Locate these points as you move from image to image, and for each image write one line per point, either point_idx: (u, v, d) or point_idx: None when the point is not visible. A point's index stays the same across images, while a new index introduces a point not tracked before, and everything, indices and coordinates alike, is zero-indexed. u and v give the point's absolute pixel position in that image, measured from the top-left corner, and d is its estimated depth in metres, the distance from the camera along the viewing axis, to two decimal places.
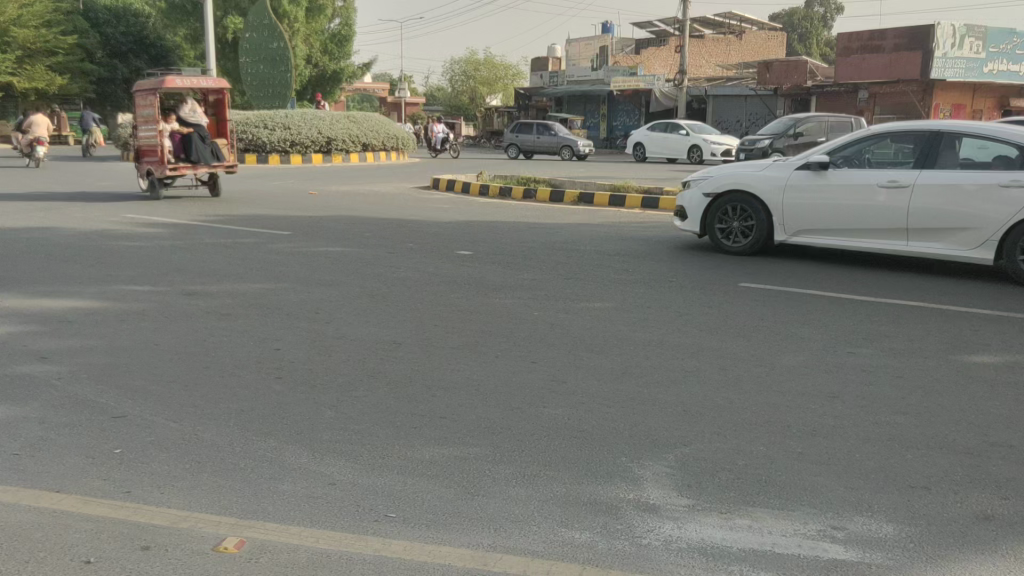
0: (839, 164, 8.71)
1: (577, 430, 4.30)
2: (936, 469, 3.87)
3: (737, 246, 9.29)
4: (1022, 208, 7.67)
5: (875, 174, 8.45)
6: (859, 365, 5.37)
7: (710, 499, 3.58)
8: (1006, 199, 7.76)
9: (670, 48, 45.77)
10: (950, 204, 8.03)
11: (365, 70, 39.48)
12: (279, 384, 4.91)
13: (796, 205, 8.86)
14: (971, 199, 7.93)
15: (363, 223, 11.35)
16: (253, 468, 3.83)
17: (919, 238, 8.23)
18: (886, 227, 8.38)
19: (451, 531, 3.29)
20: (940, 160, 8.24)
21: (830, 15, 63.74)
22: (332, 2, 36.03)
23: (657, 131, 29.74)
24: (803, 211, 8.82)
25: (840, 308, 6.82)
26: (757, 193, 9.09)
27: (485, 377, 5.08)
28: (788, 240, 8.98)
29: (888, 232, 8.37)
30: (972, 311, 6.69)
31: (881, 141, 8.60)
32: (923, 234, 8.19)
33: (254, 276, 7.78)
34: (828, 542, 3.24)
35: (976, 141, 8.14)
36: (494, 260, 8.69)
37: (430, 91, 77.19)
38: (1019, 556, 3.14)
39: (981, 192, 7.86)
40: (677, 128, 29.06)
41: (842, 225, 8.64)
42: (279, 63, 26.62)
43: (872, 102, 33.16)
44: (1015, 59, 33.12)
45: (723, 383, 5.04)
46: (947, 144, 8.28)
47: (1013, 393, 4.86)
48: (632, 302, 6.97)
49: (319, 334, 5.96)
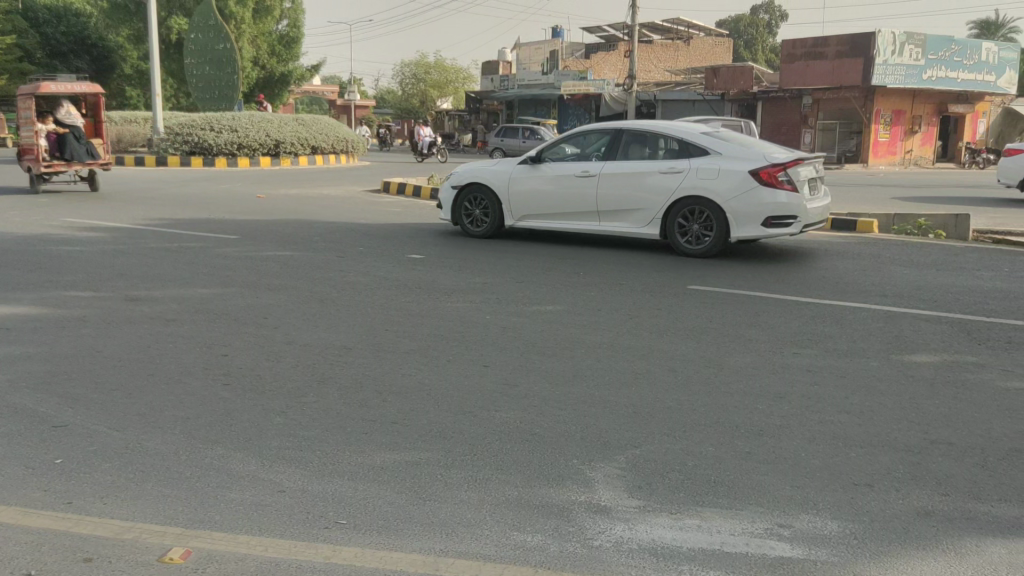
0: (548, 158, 10.05)
1: (528, 433, 4.32)
2: (879, 467, 3.96)
3: (479, 229, 10.52)
4: (677, 189, 9.14)
5: (575, 166, 9.82)
6: (804, 365, 5.48)
7: (659, 500, 3.61)
8: (668, 183, 9.21)
9: (619, 53, 46.14)
10: (626, 190, 9.45)
11: (315, 72, 39.10)
12: (227, 391, 4.84)
13: (514, 195, 10.19)
14: (643, 184, 9.36)
15: (312, 227, 11.25)
16: (200, 476, 3.77)
17: (607, 219, 9.64)
18: (584, 210, 9.76)
19: (402, 536, 3.28)
20: (623, 152, 9.65)
21: (775, 21, 64.88)
22: (280, 3, 35.69)
23: None
24: (524, 199, 10.13)
25: (786, 309, 6.94)
26: (488, 184, 10.38)
27: (436, 381, 5.07)
28: (514, 224, 10.30)
29: (585, 215, 9.76)
30: (913, 311, 6.86)
31: (582, 138, 9.98)
32: (609, 216, 9.60)
33: (200, 281, 7.66)
34: (775, 539, 3.29)
35: (651, 135, 9.59)
36: (446, 264, 8.68)
37: (380, 95, 76.79)
38: (959, 551, 3.22)
39: (649, 178, 9.31)
40: None
41: (551, 212, 9.97)
42: (225, 65, 26.14)
43: (815, 107, 34.14)
44: (954, 67, 33.87)
45: (672, 384, 5.10)
46: (629, 139, 9.71)
47: (951, 392, 4.99)
48: (583, 305, 7.02)
49: (267, 339, 5.90)
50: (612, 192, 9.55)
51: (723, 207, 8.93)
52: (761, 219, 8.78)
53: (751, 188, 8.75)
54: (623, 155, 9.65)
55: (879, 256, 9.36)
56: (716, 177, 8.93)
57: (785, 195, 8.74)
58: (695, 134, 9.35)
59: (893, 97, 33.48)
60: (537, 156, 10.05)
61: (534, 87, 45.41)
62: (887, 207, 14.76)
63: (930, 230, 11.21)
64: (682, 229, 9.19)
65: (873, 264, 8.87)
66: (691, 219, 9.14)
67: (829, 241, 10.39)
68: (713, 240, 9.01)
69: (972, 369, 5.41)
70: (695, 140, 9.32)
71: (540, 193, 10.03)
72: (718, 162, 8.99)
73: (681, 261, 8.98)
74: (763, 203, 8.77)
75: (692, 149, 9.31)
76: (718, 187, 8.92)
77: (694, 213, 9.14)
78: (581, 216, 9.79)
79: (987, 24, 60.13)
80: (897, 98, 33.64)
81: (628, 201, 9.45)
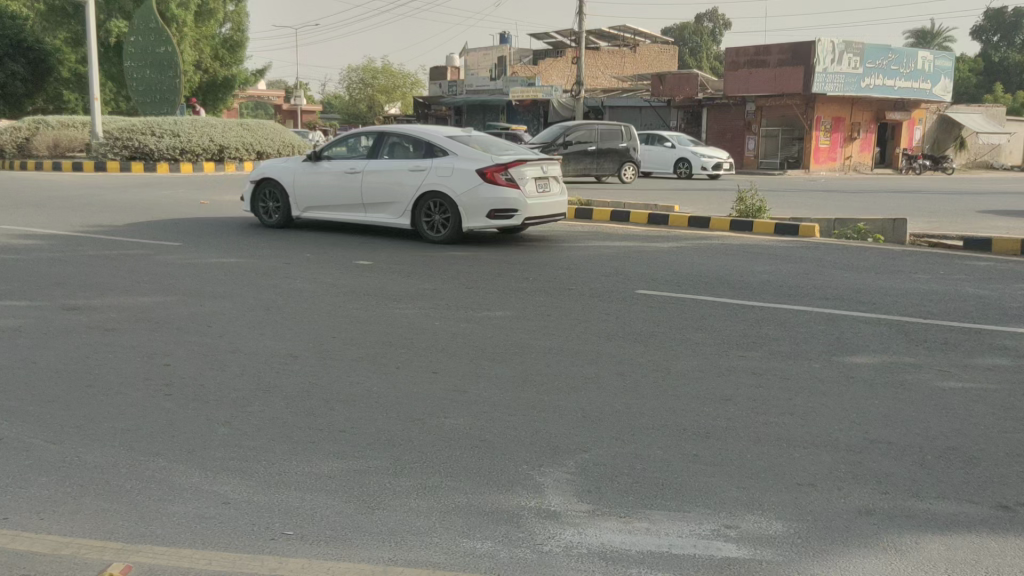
0: (325, 156, 11.14)
1: (477, 439, 4.31)
2: (821, 466, 4.04)
3: (270, 221, 11.55)
4: (423, 185, 10.36)
5: (345, 164, 10.94)
6: (749, 368, 5.56)
7: (608, 503, 3.63)
8: (418, 179, 10.41)
9: (566, 59, 46.43)
10: (383, 185, 10.64)
11: (259, 76, 38.62)
12: (169, 401, 4.74)
13: (296, 188, 11.23)
14: (397, 181, 10.54)
15: (256, 233, 11.08)
16: (142, 489, 3.68)
17: (369, 212, 10.80)
18: (352, 204, 10.88)
19: (351, 546, 3.25)
20: (384, 152, 10.82)
21: (719, 30, 65.94)
22: (223, 7, 35.21)
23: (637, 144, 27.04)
24: (305, 192, 11.18)
25: (731, 313, 7.04)
26: (277, 179, 11.40)
27: (384, 389, 5.03)
28: (299, 216, 11.34)
29: (352, 207, 10.89)
30: (854, 314, 7.01)
31: (354, 139, 11.06)
32: (371, 208, 10.76)
33: (140, 289, 7.49)
34: (721, 540, 3.33)
35: (408, 137, 10.76)
36: (394, 270, 8.63)
37: (327, 100, 76.07)
38: (900, 548, 3.29)
39: (401, 176, 10.50)
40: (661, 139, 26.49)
41: (324, 203, 11.08)
42: (167, 68, 25.68)
43: (758, 114, 34.75)
44: (890, 75, 34.79)
45: (620, 389, 5.13)
46: (390, 140, 10.87)
47: (889, 392, 5.11)
48: (531, 310, 7.03)
49: (211, 348, 5.79)
50: (370, 187, 10.76)
51: (457, 201, 10.21)
52: (487, 212, 10.09)
53: (479, 186, 10.05)
54: (382, 154, 10.82)
55: (821, 260, 9.57)
56: (452, 176, 10.20)
57: (508, 192, 10.10)
58: (441, 138, 10.55)
59: (833, 105, 34.35)
60: (315, 154, 11.12)
61: (482, 93, 45.45)
62: (828, 212, 15.08)
63: (869, 235, 11.49)
64: (427, 220, 10.44)
65: (813, 267, 9.05)
66: (433, 211, 10.40)
67: (772, 245, 10.58)
68: (449, 230, 10.30)
69: (910, 370, 5.54)
70: (442, 142, 10.54)
71: (314, 185, 11.12)
72: (455, 163, 10.24)
73: (629, 265, 9.06)
74: (489, 198, 10.10)
75: (439, 149, 10.52)
76: (455, 183, 10.19)
77: (436, 206, 10.41)
78: (351, 208, 10.93)
79: (923, 33, 61.91)
80: (838, 106, 34.54)
81: (384, 195, 10.65)
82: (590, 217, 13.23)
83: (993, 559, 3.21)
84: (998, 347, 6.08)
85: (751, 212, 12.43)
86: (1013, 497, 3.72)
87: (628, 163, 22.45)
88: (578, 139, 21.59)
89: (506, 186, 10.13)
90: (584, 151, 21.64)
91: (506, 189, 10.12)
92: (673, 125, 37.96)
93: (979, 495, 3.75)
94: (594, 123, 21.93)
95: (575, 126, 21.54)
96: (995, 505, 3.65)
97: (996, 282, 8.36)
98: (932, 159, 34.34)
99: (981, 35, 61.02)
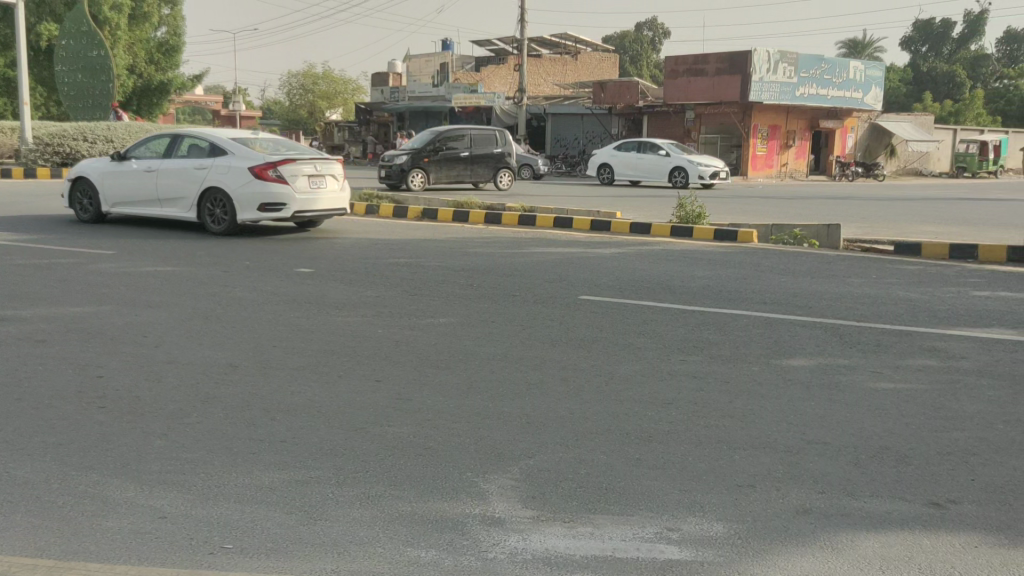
0: (129, 155, 11.98)
1: (421, 447, 4.29)
2: (761, 468, 4.11)
3: (84, 216, 12.38)
4: (205, 181, 11.24)
5: (144, 163, 11.79)
6: (690, 372, 5.64)
7: (552, 509, 3.65)
8: (201, 177, 11.29)
9: (508, 66, 46.58)
10: (175, 183, 11.53)
11: (196, 81, 37.92)
12: (102, 414, 4.61)
13: (103, 187, 12.06)
14: (186, 178, 11.42)
15: (193, 241, 10.87)
16: (74, 505, 3.58)
17: (164, 207, 11.66)
18: (149, 200, 11.74)
19: (293, 558, 3.20)
20: (178, 151, 11.66)
21: (658, 39, 66.88)
22: (158, 10, 34.57)
23: (627, 151, 26.44)
24: (111, 190, 12.00)
25: (671, 317, 7.14)
26: (88, 178, 12.22)
27: (326, 398, 4.97)
28: (108, 212, 12.16)
29: (149, 204, 11.74)
30: (790, 317, 7.17)
31: (155, 140, 11.90)
32: (165, 204, 11.63)
33: (72, 299, 7.28)
34: (664, 543, 3.37)
35: (199, 138, 11.61)
36: (336, 277, 8.54)
37: (266, 106, 75.03)
38: (837, 547, 3.37)
39: (188, 173, 11.38)
40: (653, 146, 25.97)
41: (126, 200, 11.93)
42: (100, 73, 25.06)
43: (697, 122, 35.31)
44: (823, 84, 35.69)
45: (564, 394, 5.16)
46: (184, 140, 11.71)
47: (826, 394, 5.24)
48: (474, 317, 7.03)
49: (146, 358, 5.66)
50: (165, 184, 11.61)
51: (234, 196, 11.15)
52: (259, 206, 11.03)
53: (250, 183, 10.99)
54: (173, 153, 11.69)
55: (758, 265, 9.77)
56: (228, 174, 11.11)
57: (277, 188, 11.03)
58: (225, 139, 11.41)
59: (769, 113, 35.13)
60: (120, 154, 11.96)
61: (424, 99, 45.33)
62: (765, 218, 15.41)
63: (804, 240, 11.78)
64: (210, 214, 11.36)
65: (751, 272, 9.23)
66: (216, 206, 11.30)
67: (711, 250, 10.77)
68: (228, 223, 11.26)
69: (844, 372, 5.69)
70: (224, 143, 11.41)
71: (116, 182, 12.00)
72: (231, 162, 11.14)
73: (572, 271, 9.13)
74: (261, 194, 11.03)
75: (222, 148, 11.38)
76: (232, 180, 11.10)
77: (217, 200, 11.35)
78: (149, 203, 11.77)
79: (854, 43, 63.69)
80: (774, 114, 35.33)
81: (172, 191, 11.56)
82: (533, 224, 13.30)
83: (925, 555, 3.31)
84: (927, 348, 6.28)
85: (690, 218, 12.63)
86: (943, 494, 3.85)
87: (502, 169, 21.81)
88: (448, 144, 21.00)
89: (276, 183, 11.05)
90: (456, 156, 21.04)
91: (276, 185, 11.05)
92: (614, 132, 38.40)
93: (911, 492, 3.86)
94: (468, 128, 21.39)
95: (448, 129, 20.94)
96: (926, 502, 3.77)
97: (925, 286, 8.64)
98: (864, 166, 35.33)
99: (910, 45, 62.96)
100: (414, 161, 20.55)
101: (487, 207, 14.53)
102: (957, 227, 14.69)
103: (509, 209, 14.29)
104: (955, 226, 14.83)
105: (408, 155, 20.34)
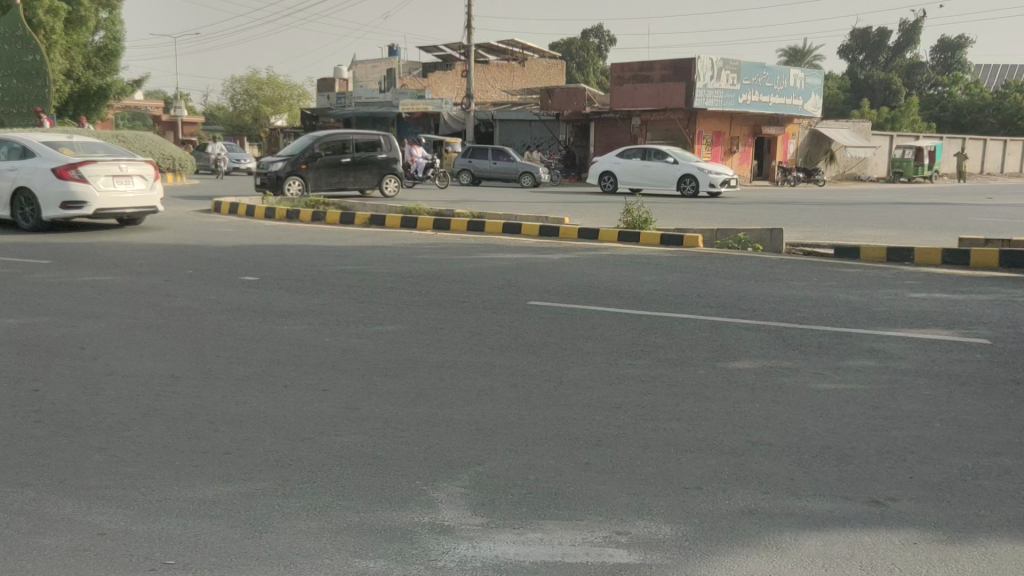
0: None
1: (370, 456, 4.25)
2: (707, 470, 4.17)
3: None
4: (17, 182, 12.41)
5: None
6: (638, 376, 5.69)
7: (501, 516, 3.64)
8: (15, 178, 12.46)
9: (455, 72, 46.58)
10: None
11: (136, 86, 37.21)
12: (38, 429, 4.48)
13: None
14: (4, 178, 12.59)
15: (135, 249, 10.64)
16: (8, 524, 3.46)
17: None
18: None
19: (236, 572, 3.14)
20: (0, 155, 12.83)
21: (605, 46, 67.44)
22: (96, 14, 33.85)
23: (631, 158, 25.61)
24: None
25: (620, 321, 7.19)
26: None
27: (272, 409, 4.89)
28: None
29: None
30: (735, 321, 7.28)
31: None
32: None
33: (5, 310, 7.07)
34: (612, 547, 3.39)
35: (19, 143, 12.79)
36: (282, 285, 8.43)
37: (209, 111, 73.79)
38: (782, 547, 3.42)
39: (5, 175, 12.55)
40: (660, 153, 25.21)
41: None
42: (36, 78, 24.35)
43: (643, 129, 35.74)
44: (765, 92, 36.41)
45: (514, 400, 5.16)
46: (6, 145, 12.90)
47: (770, 396, 5.33)
48: (423, 324, 6.99)
49: (85, 370, 5.52)
50: None
51: (41, 194, 12.30)
52: (59, 203, 12.14)
53: (51, 181, 12.13)
54: None
55: (704, 269, 9.91)
56: (35, 175, 12.26)
57: (77, 187, 12.15)
58: (37, 143, 12.58)
59: (713, 120, 35.62)
60: None
61: (371, 105, 45.06)
62: (710, 223, 15.64)
63: (749, 244, 11.98)
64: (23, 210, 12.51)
65: (698, 276, 9.36)
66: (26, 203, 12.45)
67: (658, 255, 10.89)
68: (36, 219, 12.40)
69: (788, 373, 5.80)
70: (37, 147, 12.60)
71: None
72: (39, 164, 12.31)
73: (521, 277, 9.15)
74: (62, 192, 12.15)
75: (34, 152, 12.55)
76: (40, 180, 12.25)
77: (28, 200, 12.49)
78: None
79: (795, 51, 65.01)
80: (717, 120, 35.80)
81: None
82: (482, 230, 13.31)
83: (866, 552, 3.38)
84: (867, 349, 6.43)
85: (637, 224, 12.76)
86: (883, 492, 3.94)
87: (387, 177, 21.39)
88: (329, 150, 20.42)
89: (76, 181, 12.17)
90: (336, 163, 20.46)
91: (76, 184, 12.17)
92: (562, 138, 38.64)
93: (853, 491, 3.95)
94: (350, 134, 20.88)
95: (331, 135, 20.37)
96: (867, 500, 3.85)
97: (864, 288, 8.86)
98: (806, 172, 36.10)
99: (849, 54, 64.46)
100: (291, 168, 19.85)
101: (436, 213, 14.49)
102: (895, 230, 15.09)
103: (458, 215, 14.27)
104: (893, 229, 15.24)
105: (285, 161, 19.63)
